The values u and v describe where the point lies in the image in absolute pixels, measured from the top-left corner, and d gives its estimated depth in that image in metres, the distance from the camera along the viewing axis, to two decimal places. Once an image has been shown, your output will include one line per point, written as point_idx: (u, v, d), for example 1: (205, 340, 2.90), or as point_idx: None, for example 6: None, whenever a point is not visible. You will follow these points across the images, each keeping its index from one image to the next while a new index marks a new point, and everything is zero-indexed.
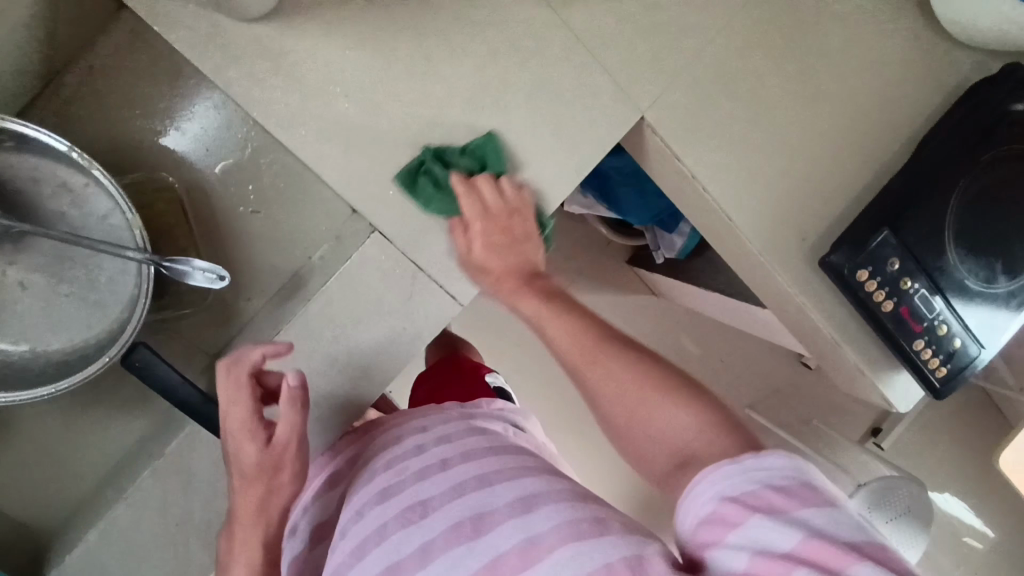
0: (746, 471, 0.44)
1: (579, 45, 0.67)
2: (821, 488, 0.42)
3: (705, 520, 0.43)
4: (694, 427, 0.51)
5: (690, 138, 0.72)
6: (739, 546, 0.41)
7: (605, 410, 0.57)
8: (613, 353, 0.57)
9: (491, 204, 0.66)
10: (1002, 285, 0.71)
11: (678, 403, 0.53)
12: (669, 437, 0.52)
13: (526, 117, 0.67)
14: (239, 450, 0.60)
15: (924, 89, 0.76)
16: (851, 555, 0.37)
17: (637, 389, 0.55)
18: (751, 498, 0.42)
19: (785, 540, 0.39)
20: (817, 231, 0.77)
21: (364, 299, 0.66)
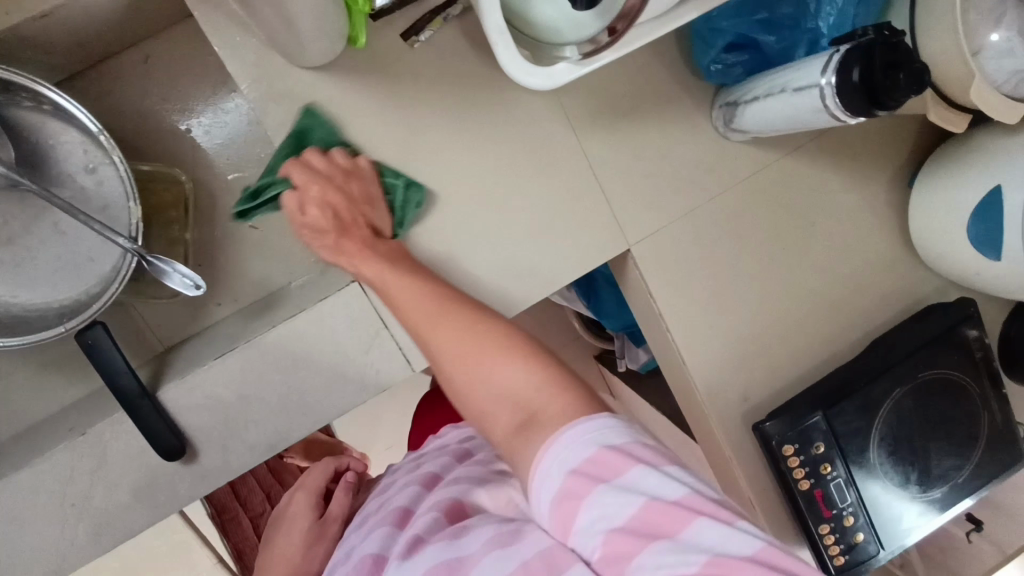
0: (585, 429, 0.46)
1: (590, 172, 0.71)
2: (634, 443, 0.46)
3: (556, 498, 0.45)
4: (533, 381, 0.51)
5: (667, 281, 0.76)
6: (589, 532, 0.44)
7: (471, 398, 0.53)
8: (456, 311, 0.57)
9: (320, 168, 0.62)
10: (909, 494, 0.82)
11: (501, 357, 0.53)
12: (512, 397, 0.51)
13: (524, 220, 0.70)
14: (293, 513, 0.67)
15: (884, 298, 0.84)
16: (682, 510, 0.42)
17: (474, 342, 0.54)
18: (593, 463, 0.45)
19: (626, 510, 0.43)
20: (758, 397, 0.81)
21: (321, 339, 0.68)
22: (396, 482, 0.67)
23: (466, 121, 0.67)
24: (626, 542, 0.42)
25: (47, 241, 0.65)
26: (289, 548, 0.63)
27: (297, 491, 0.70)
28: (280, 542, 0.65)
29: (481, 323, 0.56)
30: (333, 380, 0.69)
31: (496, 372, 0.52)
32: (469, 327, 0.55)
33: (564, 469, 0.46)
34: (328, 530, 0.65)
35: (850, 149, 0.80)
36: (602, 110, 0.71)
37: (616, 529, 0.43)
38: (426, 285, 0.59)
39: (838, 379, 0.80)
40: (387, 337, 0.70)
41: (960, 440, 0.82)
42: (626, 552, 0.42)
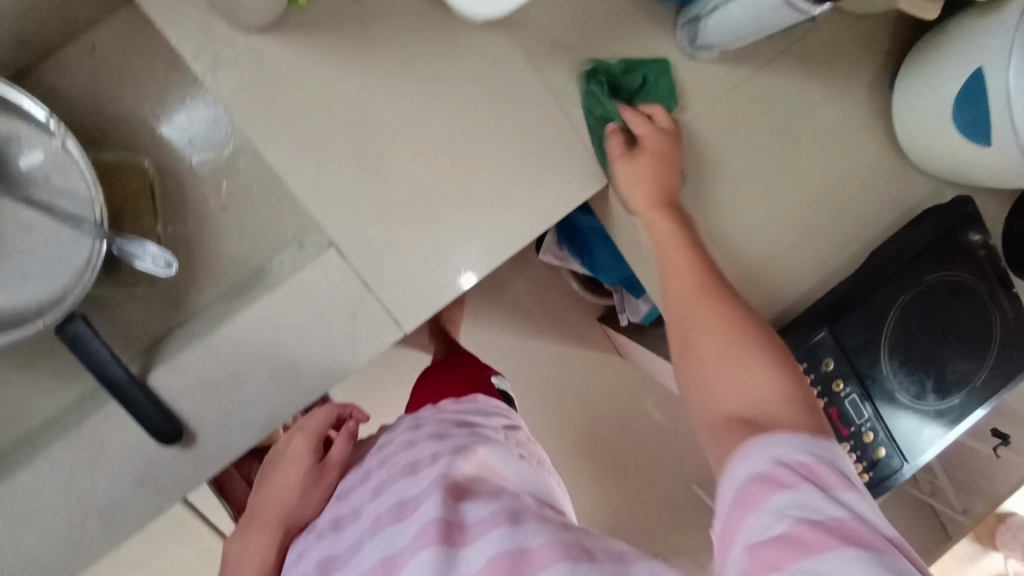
0: (805, 441, 0.46)
1: (558, 108, 0.69)
2: (848, 478, 0.44)
3: (758, 476, 0.44)
4: (767, 389, 0.51)
5: None
6: (777, 513, 0.41)
7: (704, 369, 0.54)
8: (724, 294, 0.57)
9: (642, 129, 0.69)
10: (929, 403, 0.79)
11: (766, 368, 0.52)
12: (749, 390, 0.51)
13: (497, 164, 0.68)
14: (296, 442, 0.78)
15: (878, 206, 0.81)
16: (886, 542, 0.39)
17: (732, 333, 0.54)
18: (809, 470, 0.43)
19: (826, 510, 0.41)
20: (758, 322, 0.79)
21: (305, 309, 0.67)
22: (396, 444, 0.70)
23: (423, 69, 0.66)
24: (818, 530, 0.39)
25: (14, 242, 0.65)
26: (283, 490, 0.72)
27: (298, 434, 0.78)
28: (277, 480, 0.74)
29: (746, 317, 0.55)
30: (323, 349, 0.68)
31: (758, 370, 0.52)
32: (732, 311, 0.56)
33: (770, 458, 0.45)
34: (326, 475, 0.75)
35: (826, 56, 0.77)
36: (563, 42, 0.69)
37: (811, 518, 0.40)
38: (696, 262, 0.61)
39: (838, 294, 0.78)
40: (372, 300, 0.68)
41: (977, 345, 0.79)
42: (815, 544, 0.39)
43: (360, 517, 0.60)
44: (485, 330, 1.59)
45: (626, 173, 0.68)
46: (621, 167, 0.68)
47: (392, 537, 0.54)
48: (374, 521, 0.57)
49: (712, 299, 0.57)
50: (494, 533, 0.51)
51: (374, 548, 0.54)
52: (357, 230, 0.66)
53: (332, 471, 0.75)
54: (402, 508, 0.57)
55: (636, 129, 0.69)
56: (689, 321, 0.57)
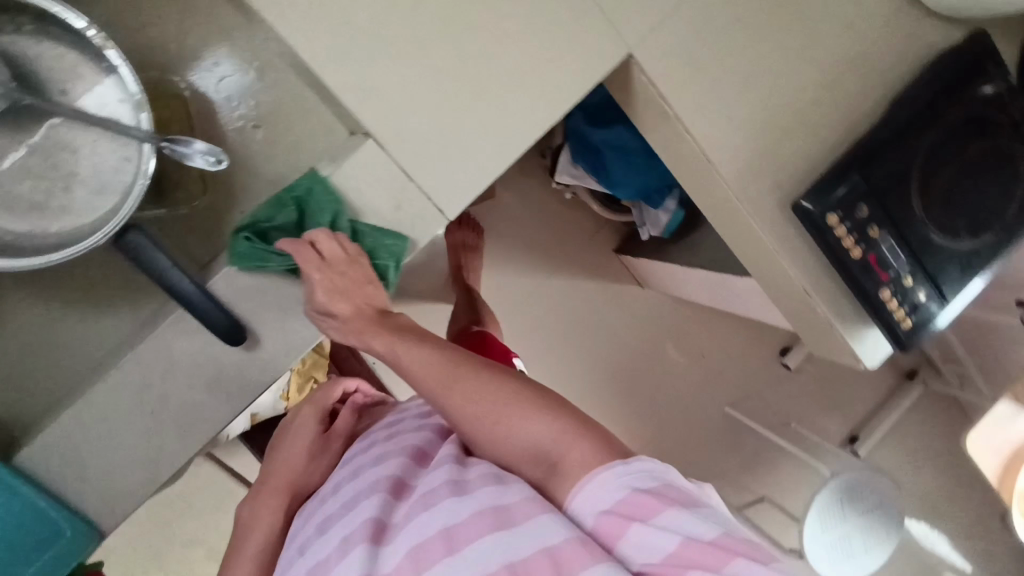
0: (633, 541, 0.51)
1: None
2: (679, 487, 0.53)
3: (603, 514, 0.53)
4: (551, 434, 0.59)
5: (673, 79, 0.75)
6: (640, 547, 0.50)
7: (474, 431, 0.63)
8: (481, 370, 0.65)
9: (331, 256, 0.66)
10: (962, 243, 0.82)
11: (517, 399, 0.62)
12: (530, 443, 0.60)
13: (519, 42, 0.70)
14: (301, 414, 0.86)
15: (901, 53, 0.81)
16: (721, 554, 0.47)
17: (498, 400, 0.62)
18: (637, 507, 0.51)
19: (667, 544, 0.49)
20: (791, 181, 0.80)
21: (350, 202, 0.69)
22: (405, 422, 0.77)
23: None
24: (668, 569, 0.48)
25: (55, 169, 0.65)
26: (295, 459, 0.80)
27: (307, 407, 0.86)
28: (284, 452, 0.81)
29: (516, 388, 0.63)
30: (371, 244, 0.70)
31: (531, 422, 0.60)
32: (475, 394, 0.63)
33: (603, 505, 0.53)
34: (331, 445, 0.83)
35: None
36: None
37: (688, 542, 0.48)
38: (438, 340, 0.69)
39: (864, 142, 0.79)
40: (413, 188, 0.71)
41: (1003, 182, 0.81)
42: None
43: (353, 484, 0.67)
44: (505, 274, 1.61)
45: (316, 281, 0.65)
46: (312, 272, 0.65)
47: (393, 505, 0.62)
48: (375, 487, 0.64)
49: (472, 364, 0.66)
50: (486, 488, 0.57)
51: (365, 510, 0.61)
52: (393, 122, 0.68)
53: (337, 440, 0.84)
54: (403, 487, 0.64)
55: (323, 250, 0.66)
56: (455, 406, 0.64)
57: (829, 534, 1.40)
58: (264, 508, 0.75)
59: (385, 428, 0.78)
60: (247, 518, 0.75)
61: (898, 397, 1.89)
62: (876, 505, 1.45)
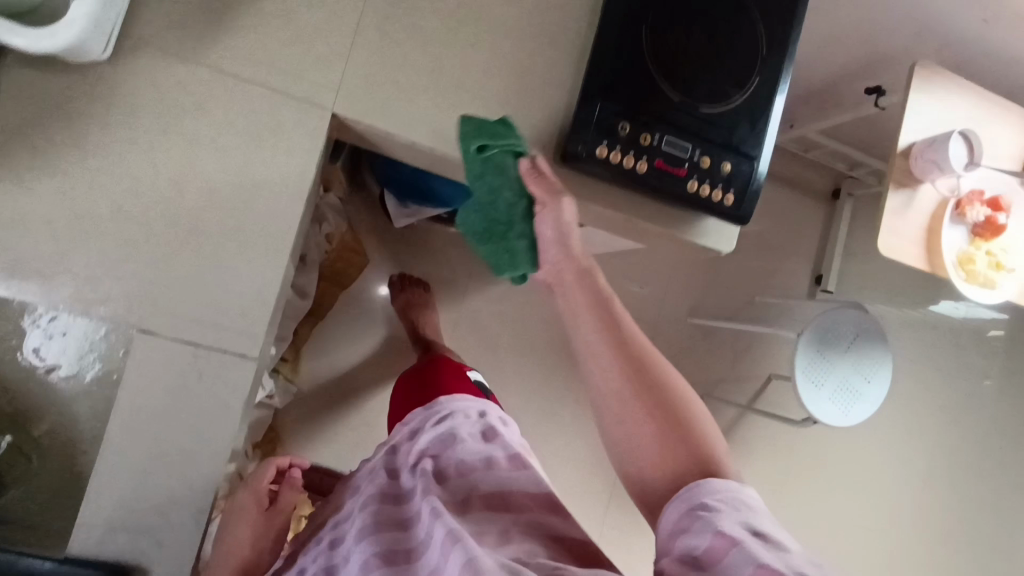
0: (706, 525, 0.49)
1: (236, 83, 0.69)
2: (760, 518, 0.50)
3: (686, 513, 0.52)
4: (663, 453, 0.58)
5: (387, 111, 0.73)
6: (698, 536, 0.49)
7: (619, 447, 0.61)
8: (630, 374, 0.61)
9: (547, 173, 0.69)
10: (737, 99, 0.80)
11: (670, 438, 0.58)
12: (661, 464, 0.58)
13: (220, 169, 0.69)
14: (239, 495, 0.92)
15: None
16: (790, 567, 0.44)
17: (640, 409, 0.60)
18: (719, 508, 0.51)
19: (742, 538, 0.47)
20: (553, 136, 0.79)
21: (154, 399, 0.67)
22: (403, 480, 0.86)
23: (95, 138, 0.66)
24: (726, 548, 0.47)
25: None
26: (239, 539, 0.87)
27: (243, 490, 0.93)
28: (229, 531, 0.88)
29: (670, 404, 0.60)
30: (194, 427, 0.68)
31: (685, 453, 0.57)
32: (640, 392, 0.60)
33: (684, 504, 0.52)
34: (275, 520, 0.92)
35: None
36: (190, 27, 0.67)
37: (734, 534, 0.47)
38: (628, 341, 0.62)
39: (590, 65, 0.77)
40: (205, 351, 0.68)
41: (739, 21, 0.79)
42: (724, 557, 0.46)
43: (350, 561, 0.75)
44: None
45: (547, 227, 0.66)
46: (546, 215, 0.66)
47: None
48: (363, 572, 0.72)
49: (644, 376, 0.61)
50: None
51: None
52: (146, 309, 0.67)
53: (278, 517, 0.93)
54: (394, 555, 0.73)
55: (535, 193, 0.68)
56: (620, 401, 0.60)
57: (826, 387, 1.41)
58: None
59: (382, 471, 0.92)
60: None
61: (834, 219, 1.90)
62: (857, 333, 1.44)
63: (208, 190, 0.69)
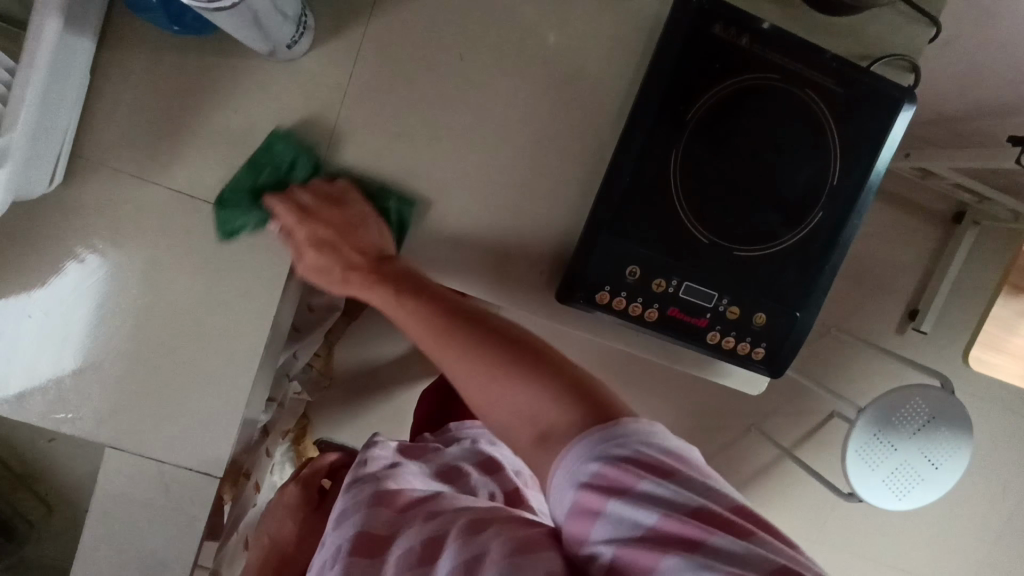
0: (619, 511, 0.46)
1: (204, 201, 0.65)
2: (665, 460, 0.47)
3: (573, 512, 0.48)
4: (548, 399, 0.55)
5: (361, 230, 0.67)
6: (606, 541, 0.46)
7: (482, 408, 0.60)
8: (465, 343, 0.61)
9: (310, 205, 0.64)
10: (786, 238, 0.65)
11: (513, 381, 0.57)
12: (524, 412, 0.56)
13: (187, 289, 0.67)
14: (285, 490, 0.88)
15: (606, 57, 0.66)
16: (702, 532, 0.43)
17: (483, 373, 0.59)
18: (612, 479, 0.47)
19: (647, 519, 0.44)
20: (551, 260, 0.69)
21: (127, 506, 0.70)
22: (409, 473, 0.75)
23: (61, 255, 0.64)
24: (650, 552, 0.43)
25: None
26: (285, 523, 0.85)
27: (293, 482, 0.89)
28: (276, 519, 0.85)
29: (518, 354, 0.59)
30: (161, 531, 0.72)
31: (523, 394, 0.57)
32: (478, 346, 0.60)
33: (575, 483, 0.49)
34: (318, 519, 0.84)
35: None
36: (155, 142, 0.63)
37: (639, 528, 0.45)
38: (449, 304, 0.63)
39: (602, 189, 0.64)
40: (173, 467, 0.70)
41: (807, 145, 0.63)
42: (649, 551, 0.44)
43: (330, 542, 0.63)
44: None
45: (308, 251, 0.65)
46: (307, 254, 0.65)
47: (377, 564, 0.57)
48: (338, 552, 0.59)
49: (471, 327, 0.61)
50: None
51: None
52: (110, 424, 0.68)
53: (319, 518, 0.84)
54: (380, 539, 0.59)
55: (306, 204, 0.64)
56: (471, 394, 0.61)
57: (881, 468, 1.25)
58: None
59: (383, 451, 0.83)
60: None
61: None
62: (935, 417, 1.25)
63: (173, 311, 0.67)
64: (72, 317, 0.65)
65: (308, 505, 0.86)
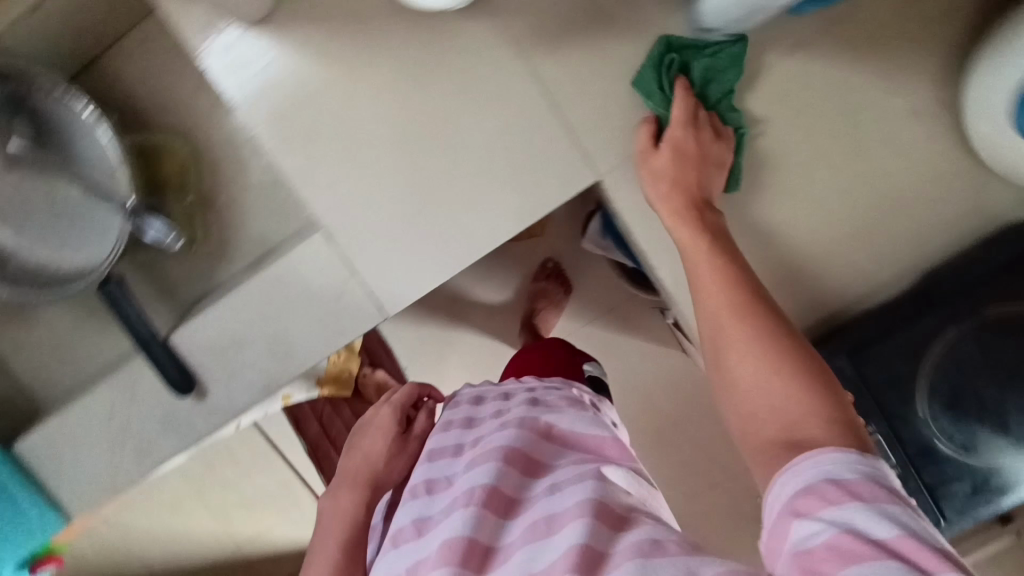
0: (851, 513, 0.39)
1: (545, 97, 0.67)
2: (904, 494, 0.41)
3: (797, 495, 0.42)
4: (820, 417, 0.46)
5: (651, 207, 0.69)
6: (817, 530, 0.40)
7: (729, 388, 0.51)
8: (755, 319, 0.52)
9: (682, 137, 0.62)
10: (982, 463, 0.66)
11: (779, 383, 0.48)
12: (775, 416, 0.48)
13: (478, 154, 0.69)
14: (376, 414, 0.83)
15: (945, 213, 0.67)
16: (943, 563, 0.36)
17: (765, 361, 0.50)
18: (855, 485, 0.41)
19: (880, 530, 0.38)
20: None
21: (296, 287, 0.73)
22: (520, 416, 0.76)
23: (404, 59, 0.67)
24: (864, 551, 0.37)
25: (57, 216, 0.76)
26: (374, 447, 0.80)
27: (384, 406, 0.84)
28: (366, 441, 0.81)
29: (799, 369, 0.49)
30: (309, 326, 0.74)
31: (794, 401, 0.47)
32: (767, 335, 0.51)
33: (810, 474, 0.42)
34: (409, 445, 0.81)
35: (886, 29, 0.64)
36: (545, 26, 0.65)
37: (854, 535, 0.38)
38: (746, 272, 0.56)
39: (868, 316, 0.68)
40: (359, 282, 0.72)
41: None
42: (854, 556, 0.37)
43: (456, 486, 0.65)
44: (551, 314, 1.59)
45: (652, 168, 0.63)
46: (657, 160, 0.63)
47: (501, 525, 0.60)
48: (469, 495, 0.62)
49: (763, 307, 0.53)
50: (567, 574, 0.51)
51: (456, 523, 0.59)
52: (338, 216, 0.70)
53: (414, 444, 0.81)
54: (509, 504, 0.62)
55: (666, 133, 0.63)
56: (722, 366, 0.52)
57: None
58: (346, 504, 0.75)
59: (506, 391, 0.83)
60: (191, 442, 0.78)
61: None
62: None
63: (455, 162, 0.69)
64: (367, 110, 0.68)
65: (399, 433, 0.82)
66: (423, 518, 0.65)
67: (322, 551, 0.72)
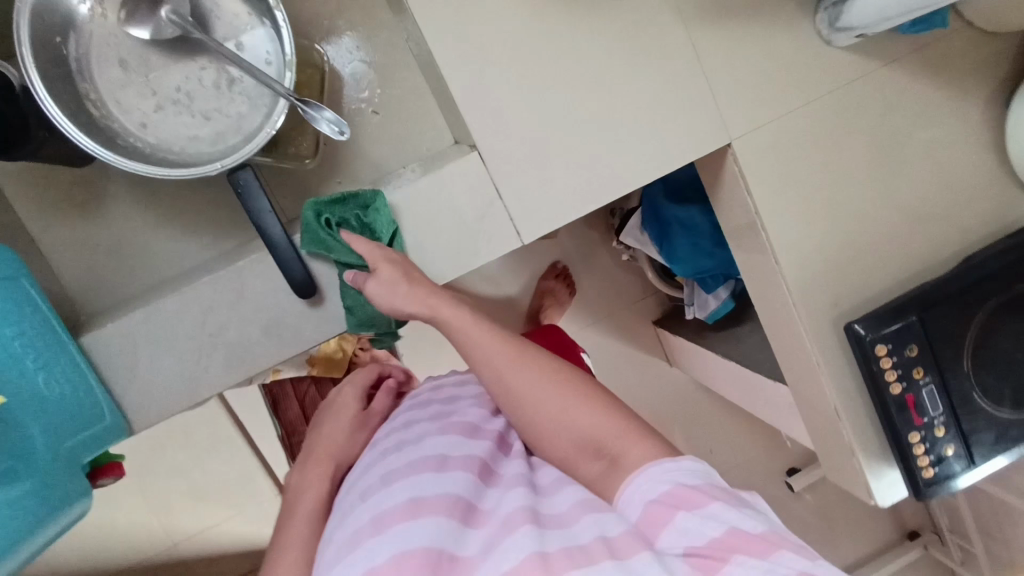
0: (688, 521, 0.47)
1: (698, 64, 0.75)
2: (721, 484, 0.51)
3: (644, 519, 0.50)
4: (595, 421, 0.59)
5: (766, 173, 0.79)
6: (675, 540, 0.47)
7: (537, 423, 0.61)
8: (546, 364, 0.63)
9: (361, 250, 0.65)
10: (1004, 412, 0.81)
11: (580, 407, 0.60)
12: (587, 435, 0.58)
13: (633, 105, 0.75)
14: (343, 392, 0.84)
15: (978, 215, 0.84)
16: (766, 541, 0.45)
17: (550, 380, 0.62)
18: (677, 495, 0.49)
19: (711, 530, 0.46)
20: (850, 302, 0.83)
21: (439, 203, 0.73)
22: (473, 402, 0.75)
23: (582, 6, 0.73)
24: (709, 562, 0.45)
25: (189, 98, 0.70)
26: (337, 427, 0.79)
27: (347, 383, 0.85)
28: (329, 423, 0.80)
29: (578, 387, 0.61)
30: (446, 243, 0.75)
31: (573, 408, 0.60)
32: (556, 377, 0.62)
33: (648, 497, 0.51)
34: (370, 420, 0.81)
35: (958, 62, 0.81)
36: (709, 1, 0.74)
37: (692, 543, 0.46)
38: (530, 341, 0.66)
39: (931, 287, 0.80)
40: (500, 208, 0.75)
41: None
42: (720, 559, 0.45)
43: (423, 447, 0.60)
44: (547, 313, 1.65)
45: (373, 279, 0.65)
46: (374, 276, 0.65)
47: (483, 488, 0.56)
48: (469, 462, 0.58)
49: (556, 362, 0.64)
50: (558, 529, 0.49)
51: (456, 480, 0.55)
52: (495, 140, 0.73)
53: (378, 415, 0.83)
54: (490, 474, 0.59)
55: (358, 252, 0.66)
56: (516, 397, 0.62)
57: None
58: (312, 478, 0.72)
59: (462, 383, 0.83)
60: (286, 357, 0.74)
61: (892, 551, 1.82)
62: None
63: (611, 108, 0.74)
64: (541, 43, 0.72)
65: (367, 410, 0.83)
66: (391, 474, 0.58)
67: (297, 507, 0.69)
